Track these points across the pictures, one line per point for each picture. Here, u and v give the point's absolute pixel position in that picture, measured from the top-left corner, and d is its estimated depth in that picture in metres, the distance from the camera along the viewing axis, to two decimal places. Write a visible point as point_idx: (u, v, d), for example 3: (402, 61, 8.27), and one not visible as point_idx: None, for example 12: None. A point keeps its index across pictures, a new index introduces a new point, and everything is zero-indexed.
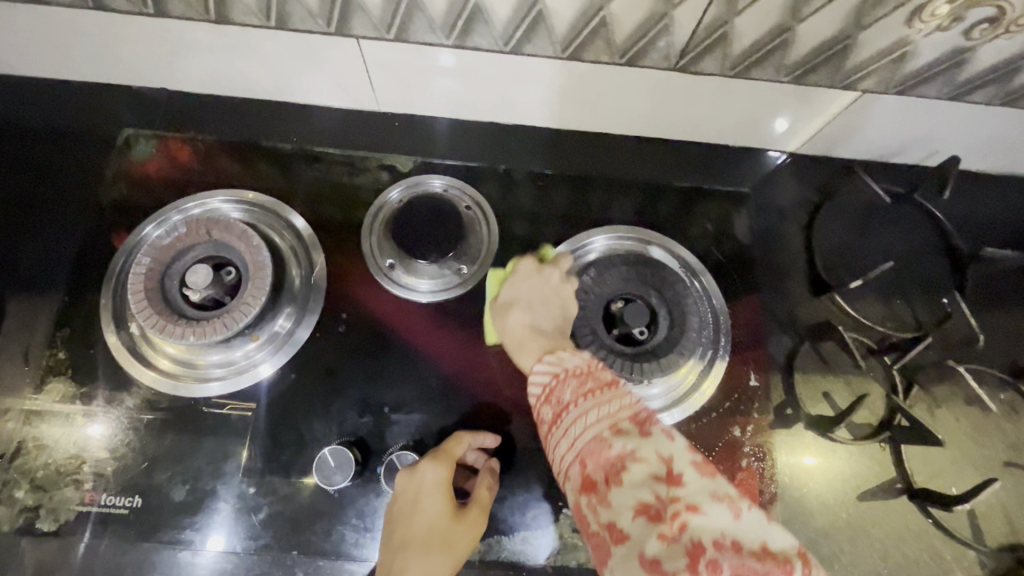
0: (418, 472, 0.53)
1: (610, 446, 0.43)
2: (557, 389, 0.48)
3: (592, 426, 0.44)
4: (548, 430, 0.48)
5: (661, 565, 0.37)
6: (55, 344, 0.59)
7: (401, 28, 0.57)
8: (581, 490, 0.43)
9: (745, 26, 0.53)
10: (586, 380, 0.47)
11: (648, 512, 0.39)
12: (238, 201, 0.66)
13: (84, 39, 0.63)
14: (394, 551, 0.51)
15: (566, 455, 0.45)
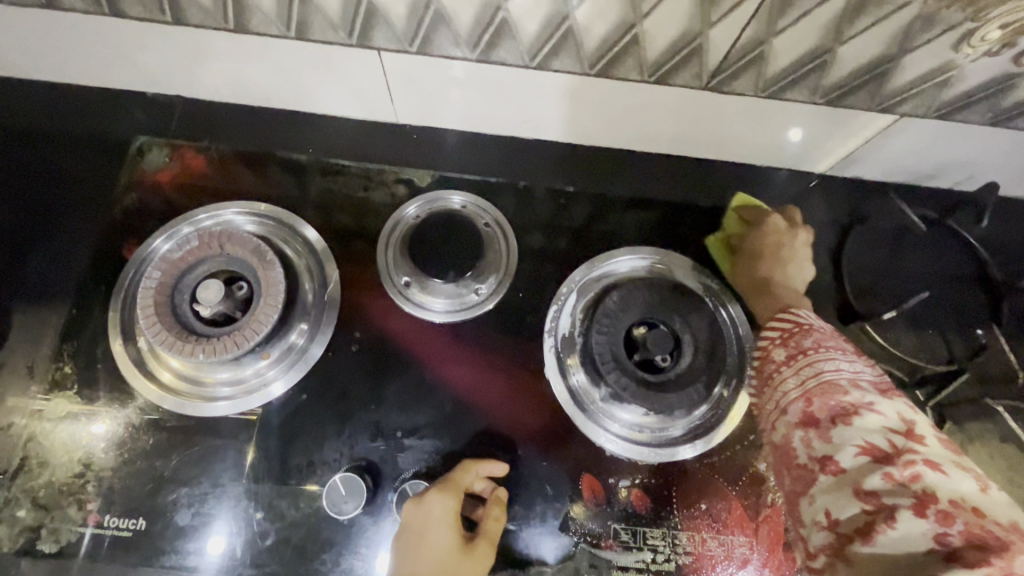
0: (424, 501, 0.51)
1: (848, 393, 0.50)
2: (798, 336, 0.55)
3: (836, 372, 0.52)
4: (776, 369, 0.55)
5: (879, 498, 0.43)
6: (61, 358, 0.57)
7: (425, 40, 0.55)
8: (801, 423, 0.51)
9: (783, 46, 0.51)
10: (832, 339, 0.55)
11: (874, 454, 0.46)
12: (252, 212, 0.64)
13: (99, 45, 0.61)
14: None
15: (792, 393, 0.53)
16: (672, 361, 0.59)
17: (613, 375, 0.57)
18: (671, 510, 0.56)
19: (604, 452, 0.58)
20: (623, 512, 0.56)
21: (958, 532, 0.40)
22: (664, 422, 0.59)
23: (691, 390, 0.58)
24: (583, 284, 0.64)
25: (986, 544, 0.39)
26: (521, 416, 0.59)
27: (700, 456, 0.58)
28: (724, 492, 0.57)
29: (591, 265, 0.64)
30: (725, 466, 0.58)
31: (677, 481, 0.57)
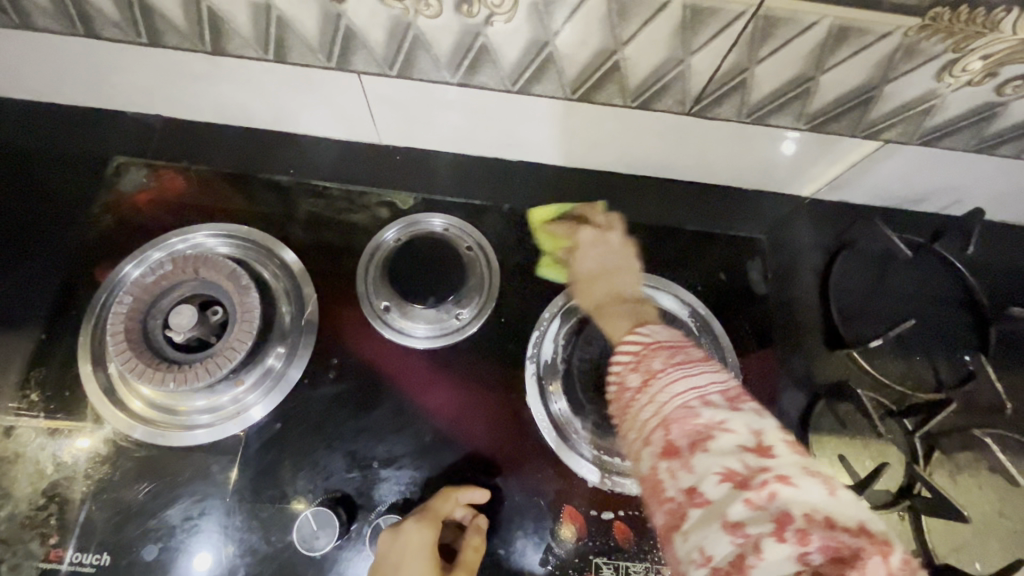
0: (399, 531, 0.50)
1: (699, 414, 0.40)
2: (645, 359, 0.46)
3: (682, 393, 0.42)
4: (632, 396, 0.45)
5: (744, 528, 0.35)
6: (28, 385, 0.56)
7: (405, 64, 0.55)
8: (661, 455, 0.40)
9: (765, 74, 0.51)
10: (677, 352, 0.46)
11: (736, 479, 0.37)
12: (229, 234, 0.63)
13: (76, 66, 0.60)
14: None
15: (650, 420, 0.43)
16: None
17: None
18: (655, 544, 0.55)
19: (587, 483, 0.57)
20: (605, 546, 0.54)
21: (819, 549, 0.33)
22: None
23: None
24: (567, 309, 0.62)
25: (844, 556, 0.33)
26: (503, 445, 0.58)
27: None
28: None
29: None
30: None
31: None
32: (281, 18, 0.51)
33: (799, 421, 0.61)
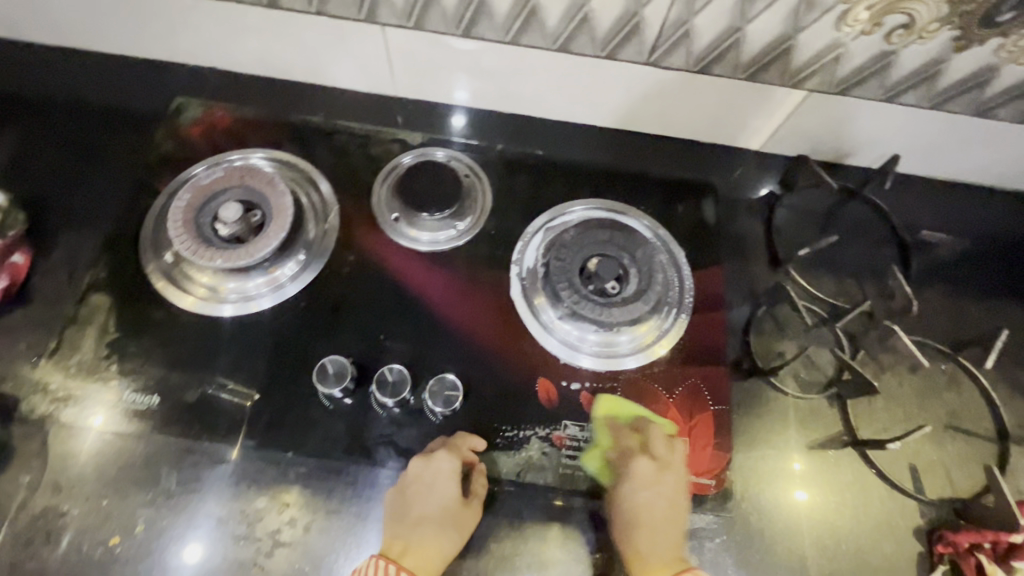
0: (431, 459, 0.59)
1: None
2: None
3: None
4: None
5: None
6: (99, 264, 0.67)
7: (421, 16, 0.69)
8: None
9: (703, 25, 0.65)
10: None
11: None
12: (271, 158, 0.76)
13: (154, 20, 0.74)
14: (409, 527, 0.57)
15: None
16: (620, 287, 0.68)
17: (569, 297, 0.67)
18: (615, 410, 0.65)
19: (558, 361, 0.67)
20: (573, 411, 0.65)
21: None
22: (614, 341, 0.68)
23: (636, 311, 0.67)
24: (548, 226, 0.74)
25: None
26: (489, 330, 0.68)
27: (640, 369, 0.67)
28: (663, 399, 0.66)
29: (555, 212, 0.75)
30: (664, 377, 0.67)
31: (622, 387, 0.66)
32: None
33: (743, 324, 0.72)
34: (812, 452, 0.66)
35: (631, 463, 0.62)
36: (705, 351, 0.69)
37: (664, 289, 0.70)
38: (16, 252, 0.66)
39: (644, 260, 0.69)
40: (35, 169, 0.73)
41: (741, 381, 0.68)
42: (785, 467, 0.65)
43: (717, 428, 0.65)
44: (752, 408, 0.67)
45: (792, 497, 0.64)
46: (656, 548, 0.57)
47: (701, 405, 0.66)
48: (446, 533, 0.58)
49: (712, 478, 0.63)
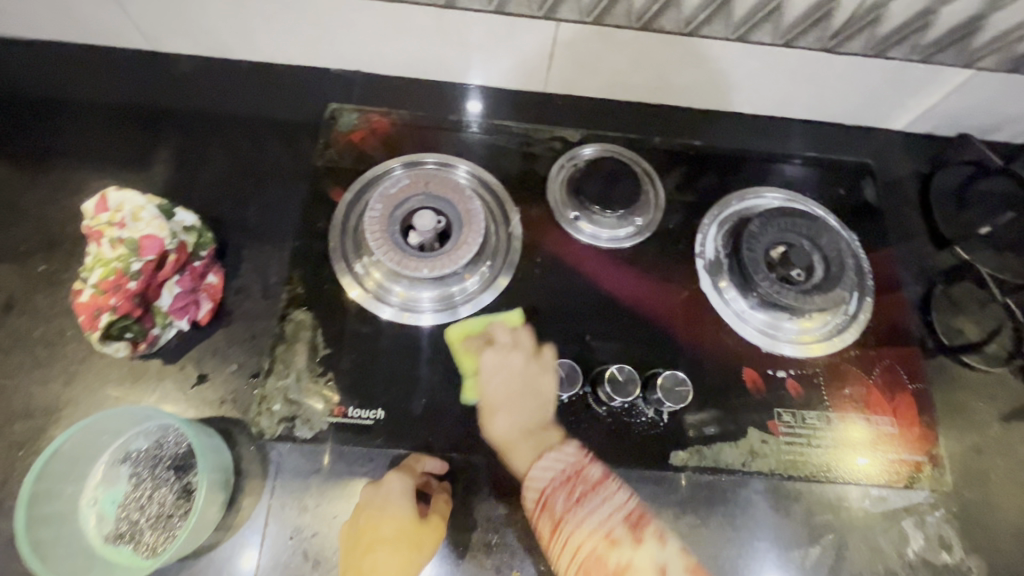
0: (382, 483, 0.58)
1: (608, 561, 0.54)
2: (552, 507, 0.57)
3: (589, 534, 0.55)
4: (549, 541, 0.56)
5: None
6: (293, 281, 0.66)
7: (603, 11, 0.68)
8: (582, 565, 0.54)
9: (897, 9, 0.65)
10: (575, 485, 0.58)
11: None
12: (440, 161, 0.74)
13: (313, 25, 0.72)
14: (362, 555, 0.55)
15: (569, 565, 0.55)
16: (807, 275, 0.69)
17: (765, 286, 0.67)
18: (822, 395, 0.66)
19: (760, 350, 0.69)
20: (783, 400, 0.66)
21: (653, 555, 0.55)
22: (778, 324, 0.70)
23: (830, 297, 0.68)
24: (721, 218, 0.75)
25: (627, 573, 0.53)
26: (684, 324, 0.69)
27: (837, 353, 0.69)
28: (864, 381, 0.67)
29: (724, 203, 0.76)
30: (862, 360, 0.68)
31: (823, 371, 0.68)
32: None
33: (919, 302, 0.74)
34: (1007, 424, 0.69)
35: (478, 360, 0.64)
36: (893, 331, 0.70)
37: (853, 274, 0.70)
38: (210, 273, 0.64)
39: (830, 246, 0.70)
40: (202, 184, 0.72)
41: (929, 359, 0.70)
42: (984, 438, 0.68)
43: (919, 407, 0.66)
44: (946, 385, 0.69)
45: (996, 467, 0.67)
46: (517, 422, 0.61)
47: (901, 386, 0.67)
48: (400, 555, 0.55)
49: (925, 455, 0.64)
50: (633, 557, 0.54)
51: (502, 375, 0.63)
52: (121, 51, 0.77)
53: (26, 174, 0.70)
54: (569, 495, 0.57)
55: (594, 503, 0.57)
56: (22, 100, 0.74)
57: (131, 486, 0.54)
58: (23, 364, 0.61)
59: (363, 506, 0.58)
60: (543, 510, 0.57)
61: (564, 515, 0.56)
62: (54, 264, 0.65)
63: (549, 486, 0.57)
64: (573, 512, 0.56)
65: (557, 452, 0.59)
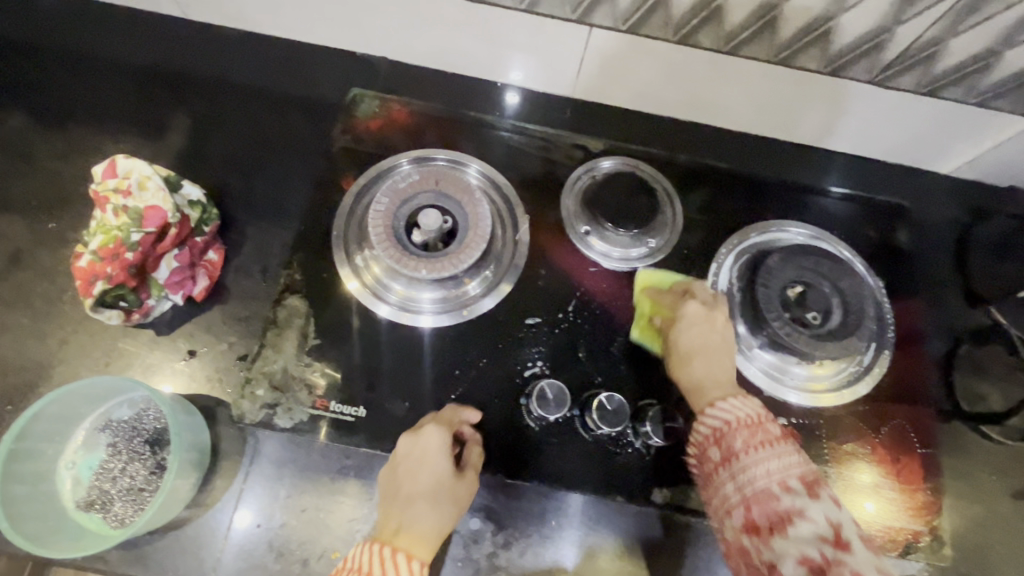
0: (420, 435, 0.56)
1: (779, 499, 0.48)
2: (727, 436, 0.53)
3: (766, 475, 0.50)
4: (715, 470, 0.53)
5: None
6: (292, 266, 0.65)
7: (638, 20, 0.64)
8: (745, 531, 0.49)
9: (957, 47, 0.60)
10: (756, 431, 0.52)
11: (811, 565, 0.45)
12: (452, 159, 0.73)
13: (343, 6, 0.71)
14: (403, 503, 0.55)
15: (731, 496, 0.51)
16: (823, 319, 0.65)
17: (777, 326, 0.63)
18: (822, 448, 0.63)
19: (762, 393, 0.65)
20: None
21: None
22: (786, 368, 0.66)
23: (846, 346, 0.64)
24: (739, 248, 0.72)
25: (815, 567, 0.45)
26: None
27: (846, 405, 0.65)
28: (869, 438, 0.64)
29: (744, 232, 0.72)
30: (869, 415, 0.65)
31: (825, 422, 0.64)
32: None
33: (941, 359, 0.69)
34: (1019, 502, 0.64)
35: (682, 310, 0.62)
36: (907, 388, 0.66)
37: (872, 323, 0.66)
38: (211, 249, 0.64)
39: (852, 291, 0.66)
40: (216, 155, 0.71)
41: (944, 422, 0.66)
42: (991, 514, 0.63)
43: (924, 473, 0.62)
44: (957, 453, 0.65)
45: (1000, 546, 0.62)
46: (713, 372, 0.59)
47: (907, 448, 0.63)
48: (438, 509, 0.55)
49: (925, 525, 0.60)
50: (806, 506, 0.48)
51: (700, 328, 0.61)
52: (154, 15, 0.77)
53: (47, 130, 0.71)
54: (750, 436, 0.52)
55: (778, 449, 0.51)
56: (53, 54, 0.74)
57: (107, 455, 0.55)
58: (21, 319, 0.61)
59: (400, 455, 0.56)
60: (716, 445, 0.53)
61: (745, 463, 0.51)
62: (62, 223, 0.66)
63: (732, 420, 0.53)
64: (749, 449, 0.51)
65: (728, 403, 0.55)
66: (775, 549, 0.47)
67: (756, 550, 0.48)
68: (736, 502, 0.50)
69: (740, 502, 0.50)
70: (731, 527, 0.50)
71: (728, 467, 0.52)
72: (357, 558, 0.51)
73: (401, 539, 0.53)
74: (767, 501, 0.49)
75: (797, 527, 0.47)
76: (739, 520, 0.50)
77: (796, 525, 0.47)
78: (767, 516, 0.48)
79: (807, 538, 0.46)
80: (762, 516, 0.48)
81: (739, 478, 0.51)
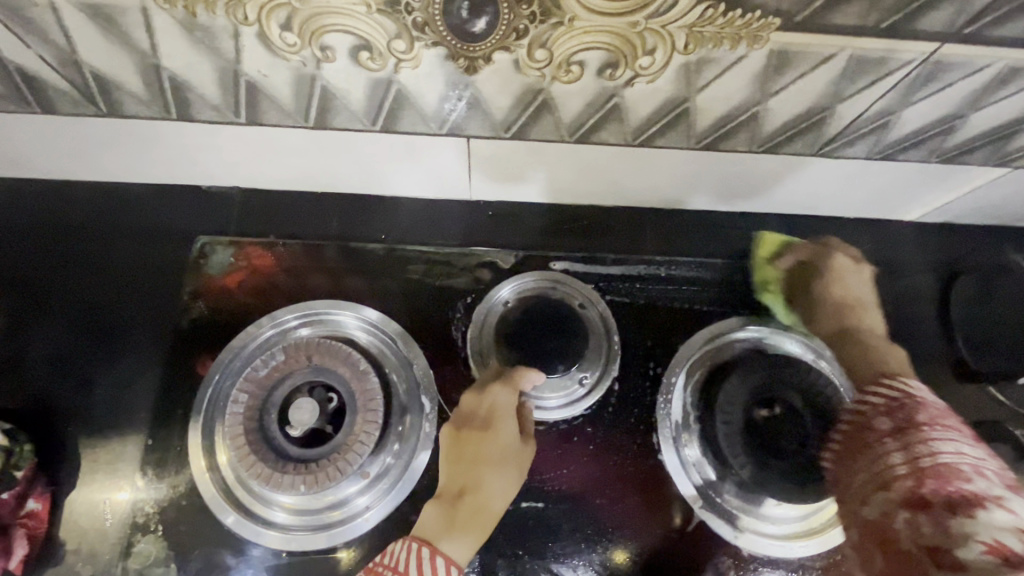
0: (488, 391, 0.53)
1: (966, 478, 0.38)
2: (909, 408, 0.45)
3: (949, 452, 0.40)
4: (882, 439, 0.44)
5: None
6: (142, 497, 0.52)
7: (523, 128, 0.50)
8: (903, 505, 0.40)
9: (912, 114, 0.49)
10: (901, 415, 0.45)
11: (1007, 555, 0.33)
12: (305, 316, 0.59)
13: (157, 147, 0.55)
14: (472, 462, 0.51)
15: (897, 466, 0.42)
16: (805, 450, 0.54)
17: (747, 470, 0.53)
18: None
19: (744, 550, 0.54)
20: None
21: None
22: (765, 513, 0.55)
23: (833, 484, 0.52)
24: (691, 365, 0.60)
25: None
26: (650, 518, 0.54)
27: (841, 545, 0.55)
28: None
29: (688, 345, 0.60)
30: None
31: None
32: (401, 92, 0.46)
33: None
34: None
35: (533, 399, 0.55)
36: None
37: None
38: (31, 498, 0.50)
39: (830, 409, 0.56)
40: (28, 359, 0.56)
41: None
42: None
43: None
44: None
45: None
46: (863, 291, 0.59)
47: None
48: (508, 472, 0.51)
49: None
50: (1007, 495, 0.37)
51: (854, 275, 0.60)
52: None
53: None
54: (942, 415, 0.44)
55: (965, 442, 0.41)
56: None
57: None
58: None
59: (474, 444, 0.51)
60: (887, 416, 0.46)
61: (930, 435, 0.42)
62: None
63: (916, 395, 0.46)
64: (937, 424, 0.43)
65: (932, 393, 0.47)
66: (954, 531, 0.36)
67: (916, 530, 0.38)
68: (898, 470, 0.41)
69: (907, 474, 0.41)
70: (880, 502, 0.41)
71: (904, 434, 0.43)
72: (397, 555, 0.45)
73: (468, 465, 0.51)
74: (953, 479, 0.38)
75: (989, 513, 0.36)
76: (898, 494, 0.40)
77: (989, 510, 0.36)
78: (941, 491, 0.38)
79: (1003, 525, 0.35)
80: (938, 492, 0.38)
81: (917, 447, 0.42)
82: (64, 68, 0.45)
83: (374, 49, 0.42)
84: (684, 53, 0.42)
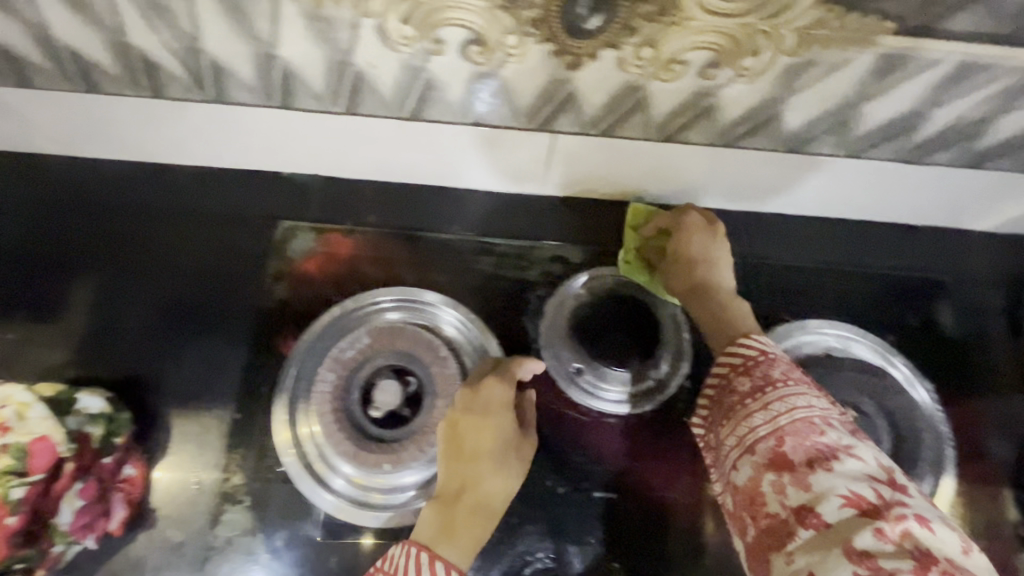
0: (481, 389, 0.51)
1: (821, 433, 0.40)
2: (764, 367, 0.45)
3: (798, 410, 0.41)
4: (743, 403, 0.44)
5: (874, 559, 0.33)
6: (230, 468, 0.54)
7: (612, 126, 0.51)
8: (768, 467, 0.40)
9: (1007, 121, 0.49)
10: (758, 375, 0.44)
11: (861, 506, 0.36)
12: (399, 299, 0.60)
13: (251, 133, 0.57)
14: (466, 460, 0.48)
15: (761, 429, 0.42)
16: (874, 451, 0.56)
17: None
18: None
19: None
20: None
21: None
22: None
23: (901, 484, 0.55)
24: None
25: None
26: (716, 514, 0.55)
27: None
28: None
29: None
30: None
31: None
32: (500, 86, 0.47)
33: (1012, 473, 0.58)
34: None
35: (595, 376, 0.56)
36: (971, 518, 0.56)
37: (925, 444, 0.58)
38: (127, 463, 0.52)
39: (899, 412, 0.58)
40: (121, 331, 0.59)
41: None
42: None
43: None
44: None
45: None
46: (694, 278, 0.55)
47: None
48: (509, 467, 0.49)
49: None
50: (856, 445, 0.39)
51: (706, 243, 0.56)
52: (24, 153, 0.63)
53: None
54: (789, 367, 0.44)
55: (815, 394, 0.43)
56: None
57: None
58: None
59: (468, 441, 0.49)
60: (745, 376, 0.45)
61: (784, 393, 0.43)
62: None
63: (770, 352, 0.46)
64: (789, 380, 0.43)
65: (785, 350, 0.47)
66: (814, 487, 0.38)
67: (779, 489, 0.39)
68: (763, 433, 0.42)
69: (770, 435, 0.41)
70: (748, 463, 0.41)
71: (761, 398, 0.43)
72: (396, 561, 0.45)
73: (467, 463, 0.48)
74: (808, 435, 0.40)
75: (844, 464, 0.38)
76: (762, 456, 0.41)
77: (843, 463, 0.38)
78: (805, 451, 0.39)
79: (856, 475, 0.37)
80: (799, 449, 0.39)
81: (774, 407, 0.42)
82: (182, 55, 0.47)
83: (484, 44, 0.43)
84: (789, 55, 0.43)
